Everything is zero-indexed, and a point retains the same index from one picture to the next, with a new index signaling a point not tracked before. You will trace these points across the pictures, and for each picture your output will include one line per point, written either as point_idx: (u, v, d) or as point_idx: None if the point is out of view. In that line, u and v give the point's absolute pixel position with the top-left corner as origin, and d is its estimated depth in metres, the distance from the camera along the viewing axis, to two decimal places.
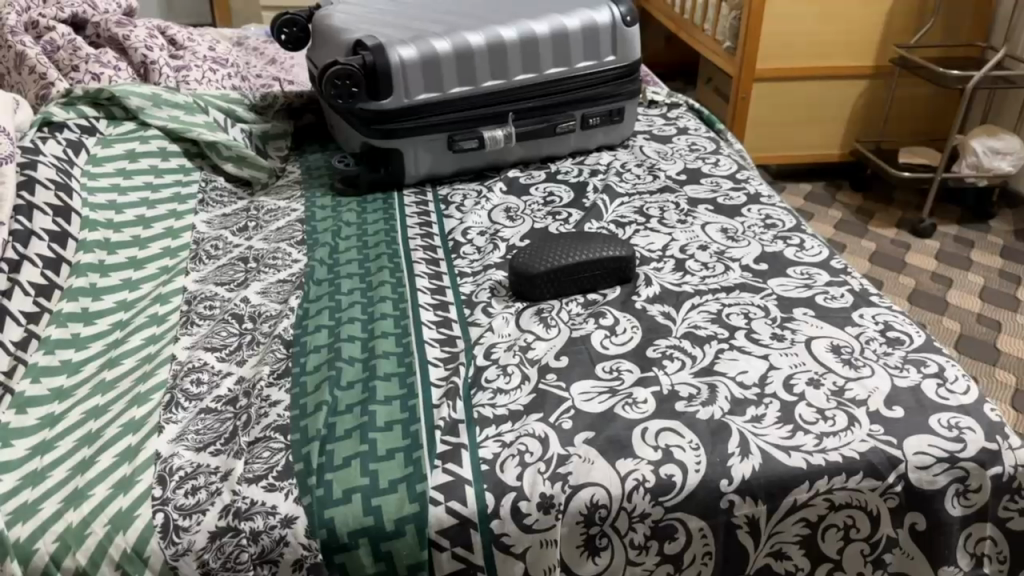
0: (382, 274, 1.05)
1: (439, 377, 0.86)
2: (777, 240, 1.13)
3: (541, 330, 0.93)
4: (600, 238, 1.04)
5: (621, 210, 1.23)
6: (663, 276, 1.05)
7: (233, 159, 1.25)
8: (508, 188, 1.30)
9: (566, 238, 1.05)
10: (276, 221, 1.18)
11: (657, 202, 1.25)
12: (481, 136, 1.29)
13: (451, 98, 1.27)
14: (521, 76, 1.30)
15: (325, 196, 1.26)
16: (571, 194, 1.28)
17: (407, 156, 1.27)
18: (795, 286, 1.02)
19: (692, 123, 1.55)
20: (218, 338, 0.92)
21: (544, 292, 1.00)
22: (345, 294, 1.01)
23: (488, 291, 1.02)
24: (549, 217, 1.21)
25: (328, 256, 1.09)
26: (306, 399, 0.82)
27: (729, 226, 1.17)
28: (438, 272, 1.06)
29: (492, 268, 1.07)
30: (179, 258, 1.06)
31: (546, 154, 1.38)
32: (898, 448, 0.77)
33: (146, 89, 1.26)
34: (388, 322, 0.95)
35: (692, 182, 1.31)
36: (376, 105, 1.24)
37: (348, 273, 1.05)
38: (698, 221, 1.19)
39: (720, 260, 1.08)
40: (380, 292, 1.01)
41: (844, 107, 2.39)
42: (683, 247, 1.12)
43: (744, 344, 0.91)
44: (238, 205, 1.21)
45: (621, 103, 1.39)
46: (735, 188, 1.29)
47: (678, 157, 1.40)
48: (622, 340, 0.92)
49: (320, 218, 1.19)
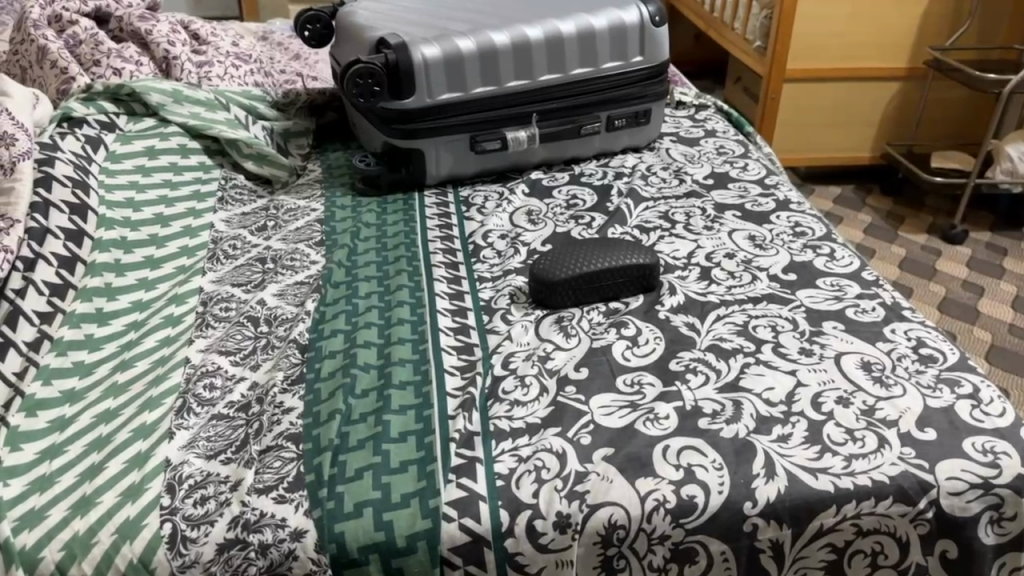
0: (400, 277, 1.03)
1: (455, 387, 0.84)
2: (807, 249, 1.10)
3: (562, 340, 0.91)
4: (623, 245, 1.02)
5: (646, 214, 1.20)
6: (688, 285, 1.02)
7: (253, 158, 1.24)
8: (530, 191, 1.27)
9: (589, 245, 1.03)
10: (295, 221, 1.17)
11: (682, 207, 1.22)
12: (505, 137, 1.27)
13: (474, 98, 1.24)
14: (546, 77, 1.27)
15: (345, 196, 1.25)
16: (594, 198, 1.25)
17: (429, 156, 1.25)
18: (824, 298, 0.99)
19: (720, 126, 1.52)
20: (233, 342, 0.90)
21: (564, 300, 0.97)
22: (362, 297, 0.99)
23: (507, 297, 0.99)
24: (571, 221, 1.18)
25: (346, 258, 1.07)
26: (319, 406, 0.80)
27: (757, 234, 1.14)
28: (457, 276, 1.04)
29: (512, 274, 1.04)
30: (196, 258, 1.05)
31: (570, 155, 1.35)
32: (930, 473, 0.74)
33: (167, 84, 1.24)
34: (406, 328, 0.93)
35: (720, 187, 1.28)
36: (398, 105, 1.22)
37: (366, 276, 1.03)
38: (725, 228, 1.16)
39: (747, 269, 1.05)
40: (397, 296, 0.99)
41: (876, 109, 2.34)
42: (709, 255, 1.09)
43: (771, 359, 0.88)
44: (257, 204, 1.20)
45: (648, 104, 1.36)
46: (763, 194, 1.26)
47: (705, 161, 1.37)
48: (645, 351, 0.90)
49: (339, 219, 1.18)
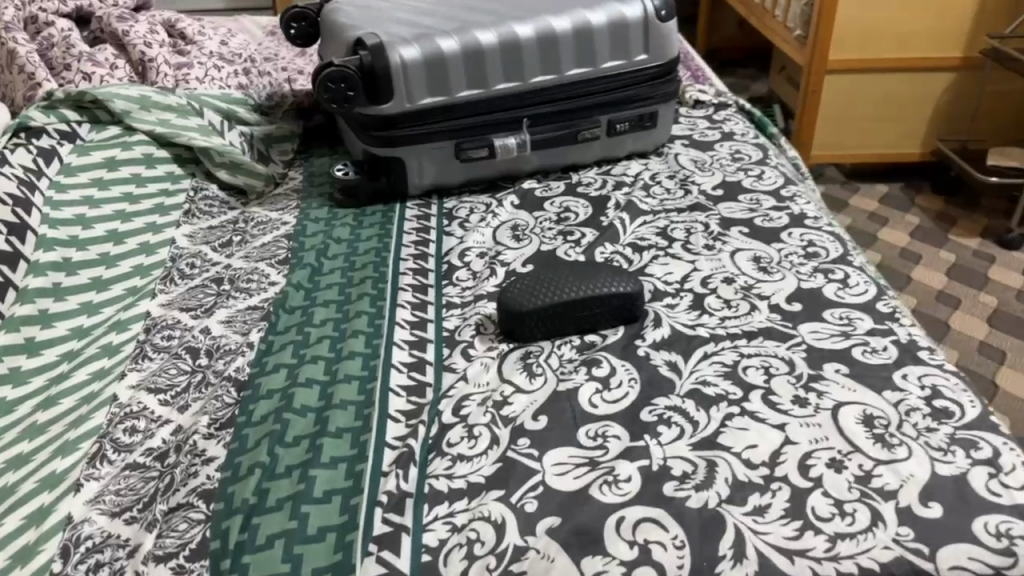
0: (361, 302, 0.94)
1: (396, 436, 0.75)
2: (817, 274, 0.98)
3: (525, 381, 0.82)
4: (607, 271, 0.92)
5: (642, 230, 1.09)
6: (676, 316, 0.91)
7: (227, 166, 1.17)
8: (520, 202, 1.18)
9: (570, 269, 0.93)
10: (263, 235, 1.09)
11: (684, 222, 1.11)
12: (492, 144, 1.18)
13: (459, 102, 1.15)
14: (539, 78, 1.17)
15: (322, 207, 1.17)
16: (589, 210, 1.15)
17: (409, 165, 1.16)
18: (829, 334, 0.88)
19: (739, 127, 1.39)
20: (165, 378, 0.83)
21: (534, 331, 0.88)
22: (316, 325, 0.91)
23: (473, 328, 0.90)
24: (559, 237, 1.08)
25: (307, 279, 0.99)
26: (242, 457, 0.73)
27: (763, 255, 1.03)
28: (424, 301, 0.95)
29: (483, 299, 0.95)
30: (149, 278, 0.98)
31: (568, 162, 1.25)
32: (929, 560, 0.63)
33: (134, 90, 1.17)
34: (356, 363, 0.84)
35: (729, 199, 1.17)
36: (375, 110, 1.13)
37: (325, 300, 0.95)
38: (728, 247, 1.05)
39: (746, 297, 0.94)
40: (354, 324, 0.90)
41: (927, 103, 2.17)
42: (705, 280, 0.98)
43: (759, 409, 0.77)
44: (226, 216, 1.13)
45: (654, 107, 1.25)
46: (777, 207, 1.14)
47: (717, 169, 1.26)
48: (615, 396, 0.79)
49: (309, 233, 1.09)
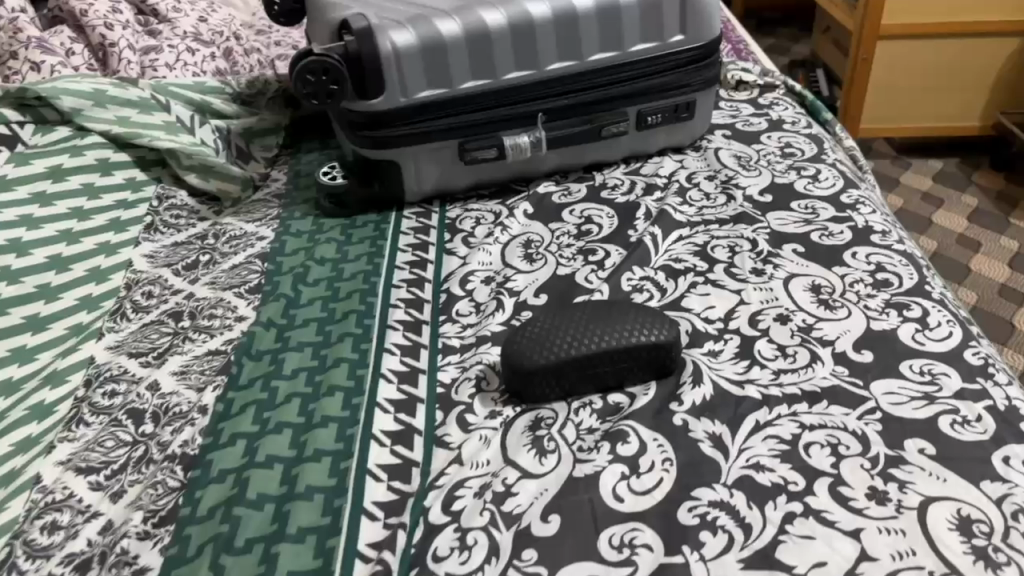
0: (342, 346, 0.79)
1: (371, 542, 0.61)
2: (889, 309, 0.82)
3: (534, 462, 0.66)
4: (633, 311, 0.75)
5: (677, 248, 0.93)
6: (721, 369, 0.75)
7: (197, 169, 1.02)
8: (535, 210, 1.02)
9: (589, 308, 0.77)
10: (235, 255, 0.94)
11: (728, 239, 0.94)
12: (501, 143, 1.01)
13: (462, 96, 0.97)
14: (556, 66, 0.99)
15: (306, 217, 1.01)
16: (615, 221, 0.98)
17: (406, 169, 1.00)
18: (910, 397, 0.71)
19: (788, 113, 1.21)
20: (101, 453, 0.70)
21: (545, 391, 0.72)
22: (285, 379, 0.76)
23: (473, 383, 0.75)
24: (579, 257, 0.92)
25: (280, 312, 0.84)
26: (181, 571, 0.60)
27: (823, 283, 0.86)
28: (416, 344, 0.80)
29: (486, 342, 0.79)
30: (96, 312, 0.85)
31: (590, 161, 1.09)
32: None
33: (88, 82, 1.01)
34: (329, 434, 0.69)
35: (780, 207, 1.00)
36: (365, 106, 0.96)
37: (300, 342, 0.80)
38: (781, 272, 0.88)
39: (805, 342, 0.78)
40: (330, 378, 0.75)
41: (995, 73, 1.92)
42: (754, 317, 0.81)
43: (825, 508, 0.62)
44: (194, 229, 0.98)
45: (691, 96, 1.07)
46: (837, 219, 0.97)
47: (764, 167, 1.08)
48: (646, 486, 0.64)
49: (289, 251, 0.94)
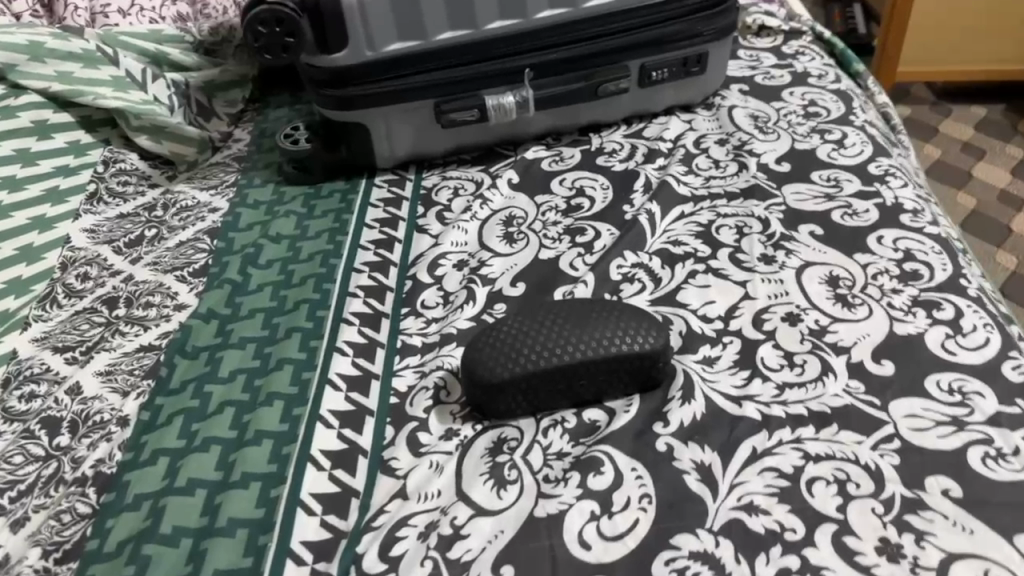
0: (289, 344, 0.70)
1: None
2: (916, 308, 0.71)
3: (490, 496, 0.57)
4: (616, 312, 0.65)
5: (677, 228, 0.82)
6: (716, 382, 0.65)
7: (147, 130, 0.92)
8: (521, 179, 0.91)
9: (565, 308, 0.66)
10: (183, 229, 0.85)
11: (735, 217, 0.83)
12: (483, 104, 0.89)
13: (437, 49, 0.86)
14: (546, 14, 0.87)
15: (266, 184, 0.91)
16: (609, 194, 0.87)
17: (376, 132, 0.90)
18: (935, 423, 0.61)
19: (814, 65, 1.08)
20: (8, 470, 0.62)
21: (511, 406, 0.63)
22: (221, 383, 0.67)
23: (431, 392, 0.66)
24: (565, 238, 0.82)
25: (224, 301, 0.75)
26: None
27: (842, 275, 0.75)
28: (373, 342, 0.71)
29: (451, 341, 0.70)
30: (25, 298, 0.77)
31: (586, 121, 0.97)
32: None
33: (23, 33, 0.91)
34: (262, 453, 0.61)
35: (798, 178, 0.88)
36: (327, 61, 0.85)
37: (243, 338, 0.71)
38: (795, 259, 0.77)
39: (816, 349, 0.68)
40: (271, 383, 0.67)
41: None
42: (759, 316, 0.71)
43: (826, 565, 0.53)
44: (143, 198, 0.89)
45: (703, 47, 0.94)
46: (862, 194, 0.85)
47: (783, 130, 0.96)
48: (617, 530, 0.55)
49: (243, 226, 0.85)
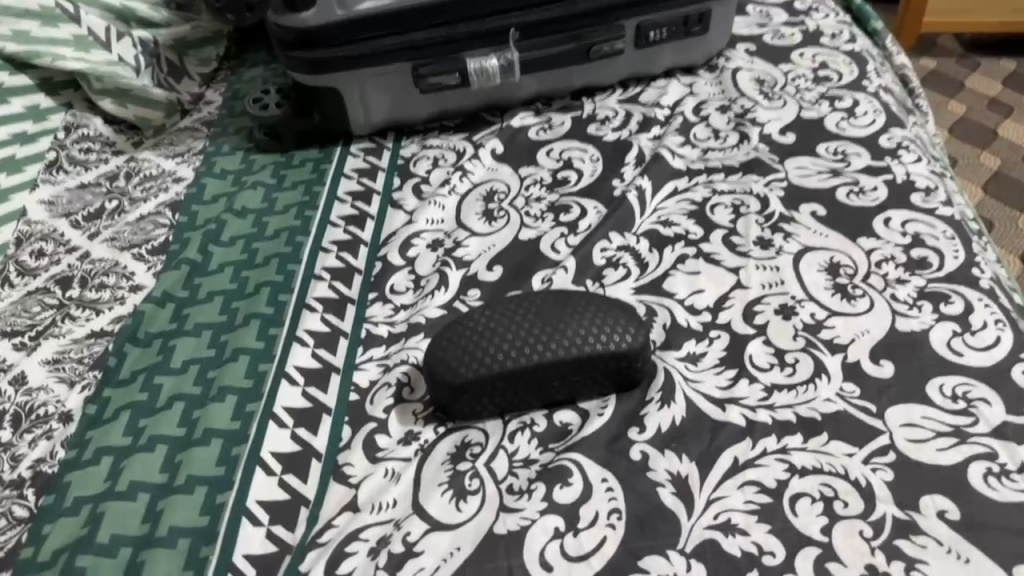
0: (246, 332, 0.66)
1: None
2: (922, 301, 0.66)
3: (448, 508, 0.54)
4: (592, 306, 0.60)
5: (669, 206, 0.76)
6: (699, 383, 0.60)
7: (111, 93, 0.87)
8: (505, 149, 0.85)
9: (537, 300, 0.61)
10: (145, 201, 0.81)
11: (732, 194, 0.77)
12: (465, 67, 0.83)
13: (414, 8, 0.80)
14: None
15: (235, 151, 0.86)
16: (598, 167, 0.82)
17: (350, 98, 0.84)
18: (935, 434, 0.56)
19: (828, 23, 1.00)
20: None
21: (477, 407, 0.58)
22: (172, 373, 0.64)
23: (393, 388, 0.61)
24: (548, 216, 0.76)
25: (181, 283, 0.71)
26: None
27: (844, 262, 0.69)
28: (335, 331, 0.66)
29: (418, 332, 0.66)
30: None
31: (579, 85, 0.91)
32: None
33: None
34: (210, 453, 0.58)
35: (803, 151, 0.81)
36: (296, 21, 0.79)
37: (199, 324, 0.68)
38: (793, 244, 0.71)
39: (810, 347, 0.62)
40: (224, 376, 0.63)
41: None
42: (750, 308, 0.66)
43: None
44: (106, 166, 0.85)
45: (705, 5, 0.88)
46: (871, 170, 0.78)
47: (789, 95, 0.89)
48: (582, 549, 0.51)
49: (207, 199, 0.80)
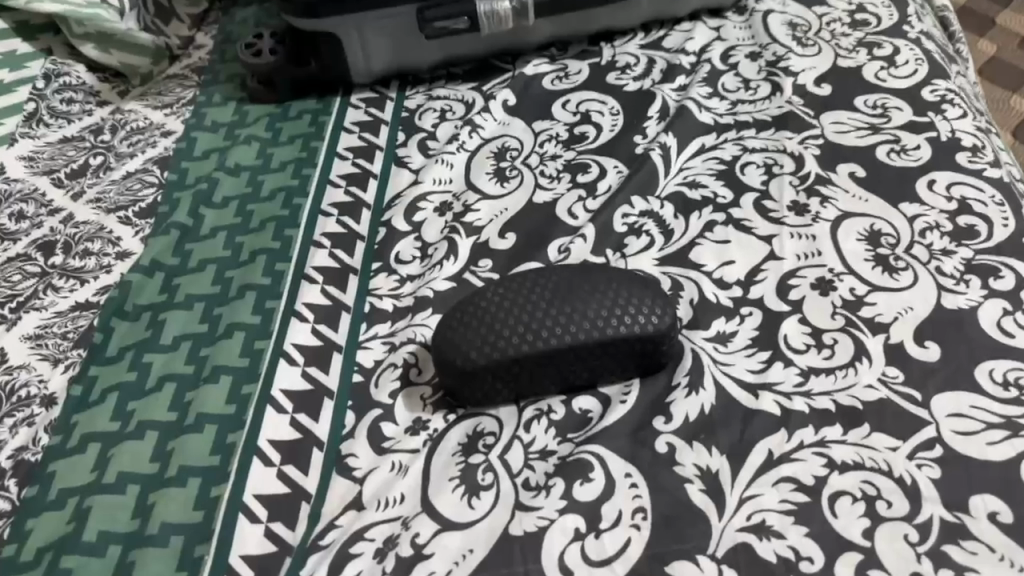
0: (241, 306, 0.62)
1: None
2: (971, 275, 0.60)
3: (459, 505, 0.50)
4: (614, 283, 0.55)
5: (695, 165, 0.71)
6: (730, 366, 0.56)
7: (93, 38, 0.81)
8: (518, 101, 0.79)
9: (554, 275, 0.56)
10: (132, 156, 0.75)
11: (763, 153, 0.71)
12: (474, 10, 0.76)
13: None
14: None
15: (228, 102, 0.81)
16: (619, 121, 0.76)
17: (350, 44, 0.78)
18: (987, 427, 0.52)
19: None
20: None
21: (489, 393, 0.54)
22: (162, 351, 0.60)
23: (399, 370, 0.57)
24: (565, 176, 0.71)
25: (171, 249, 0.67)
26: None
27: (885, 230, 0.64)
28: (337, 305, 0.62)
29: (425, 306, 0.61)
30: None
31: (597, 29, 0.84)
32: None
33: None
34: (204, 442, 0.54)
35: (839, 104, 0.75)
36: None
37: (190, 296, 0.63)
38: (829, 209, 0.66)
39: (849, 326, 0.58)
40: (218, 354, 0.59)
41: None
42: (784, 282, 0.61)
43: None
44: (89, 119, 0.79)
45: None
46: (913, 126, 0.72)
47: (824, 41, 0.82)
48: (605, 553, 0.47)
49: (198, 155, 0.75)
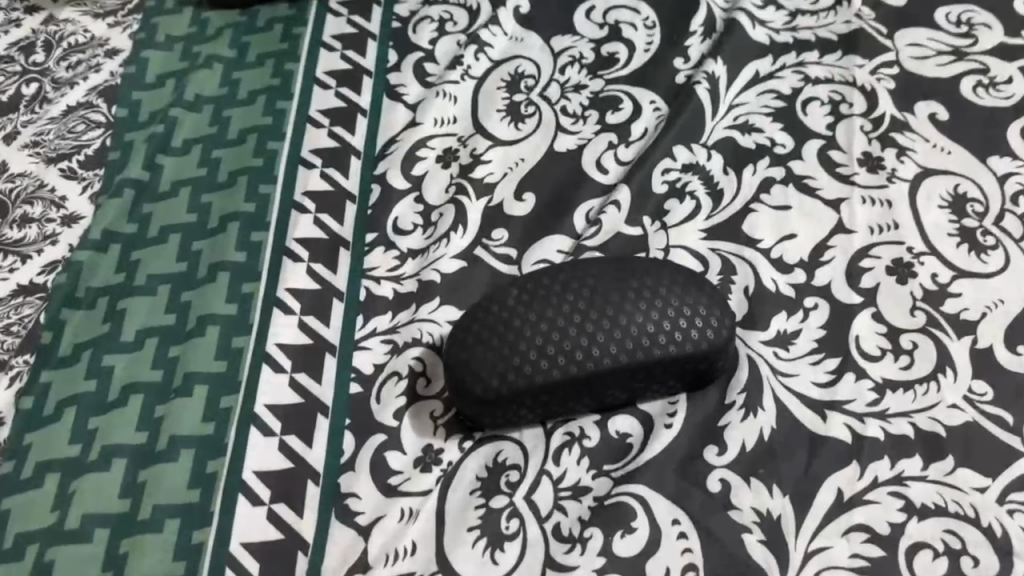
0: (214, 292, 0.52)
1: None
2: None
3: (481, 561, 0.43)
4: (662, 287, 0.45)
5: (745, 101, 0.59)
6: (793, 378, 0.48)
7: None
8: (531, 8, 0.66)
9: (588, 274, 0.46)
10: (72, 84, 0.63)
11: (828, 85, 0.60)
12: None
13: None
14: None
15: (183, 10, 0.68)
16: (655, 37, 0.63)
17: None
18: None
19: None
20: None
21: (512, 417, 0.46)
22: (125, 351, 0.51)
23: (405, 380, 0.49)
24: (591, 114, 0.59)
25: (127, 214, 0.56)
26: None
27: (972, 193, 0.54)
28: (327, 290, 0.53)
29: (432, 294, 0.52)
30: None
31: None
32: None
33: None
34: (180, 474, 0.46)
35: (917, 18, 0.63)
36: None
37: (154, 278, 0.53)
38: (907, 165, 0.55)
39: (931, 326, 0.49)
40: (191, 358, 0.50)
41: None
42: (853, 265, 0.52)
43: None
44: (18, 33, 0.66)
45: None
46: (1005, 51, 0.60)
47: None
48: None
49: (152, 83, 0.63)
